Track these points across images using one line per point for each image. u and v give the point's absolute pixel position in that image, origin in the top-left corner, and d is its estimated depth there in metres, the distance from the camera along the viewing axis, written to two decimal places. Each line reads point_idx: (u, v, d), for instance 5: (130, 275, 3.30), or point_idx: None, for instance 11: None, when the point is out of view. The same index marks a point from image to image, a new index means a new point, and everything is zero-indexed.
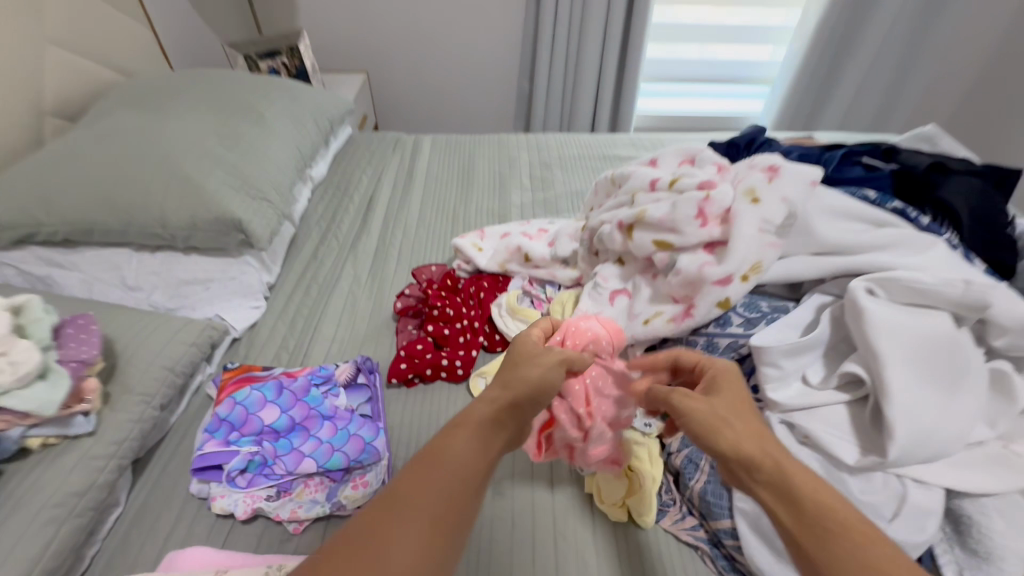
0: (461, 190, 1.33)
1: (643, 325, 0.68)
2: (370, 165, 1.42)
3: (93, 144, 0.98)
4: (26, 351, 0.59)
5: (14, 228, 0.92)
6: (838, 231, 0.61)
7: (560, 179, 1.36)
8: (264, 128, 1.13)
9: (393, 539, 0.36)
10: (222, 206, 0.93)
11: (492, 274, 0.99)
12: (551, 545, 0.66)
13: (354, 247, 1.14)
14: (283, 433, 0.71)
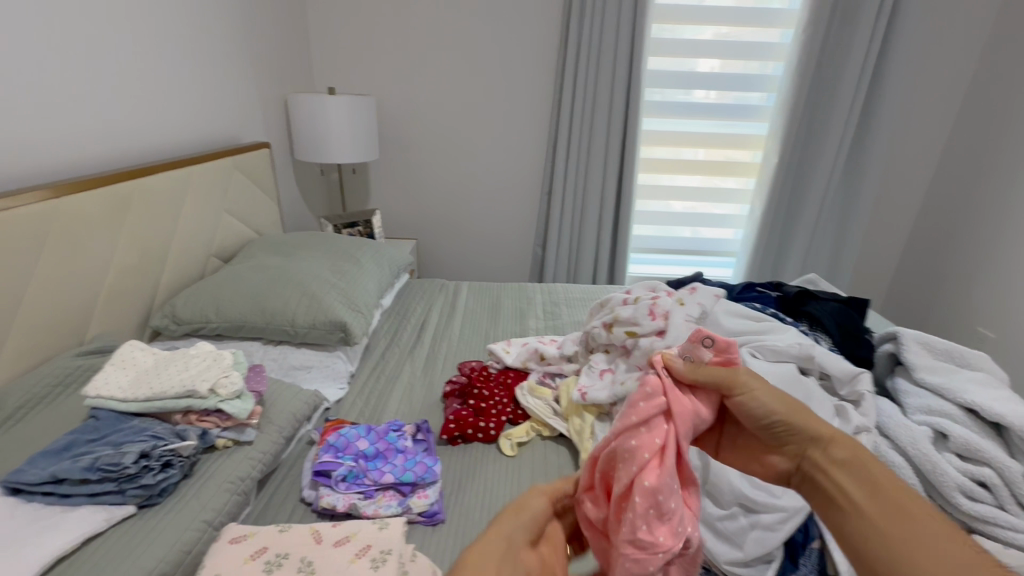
0: (491, 318, 1.76)
1: (624, 386, 1.01)
2: (422, 301, 1.88)
3: (252, 273, 1.46)
4: (236, 378, 0.96)
5: (190, 322, 1.33)
6: (734, 323, 1.03)
7: (566, 313, 1.80)
8: (360, 268, 1.62)
9: None
10: (334, 313, 1.36)
11: (516, 369, 1.35)
12: None
13: (411, 354, 1.53)
14: (371, 457, 1.01)
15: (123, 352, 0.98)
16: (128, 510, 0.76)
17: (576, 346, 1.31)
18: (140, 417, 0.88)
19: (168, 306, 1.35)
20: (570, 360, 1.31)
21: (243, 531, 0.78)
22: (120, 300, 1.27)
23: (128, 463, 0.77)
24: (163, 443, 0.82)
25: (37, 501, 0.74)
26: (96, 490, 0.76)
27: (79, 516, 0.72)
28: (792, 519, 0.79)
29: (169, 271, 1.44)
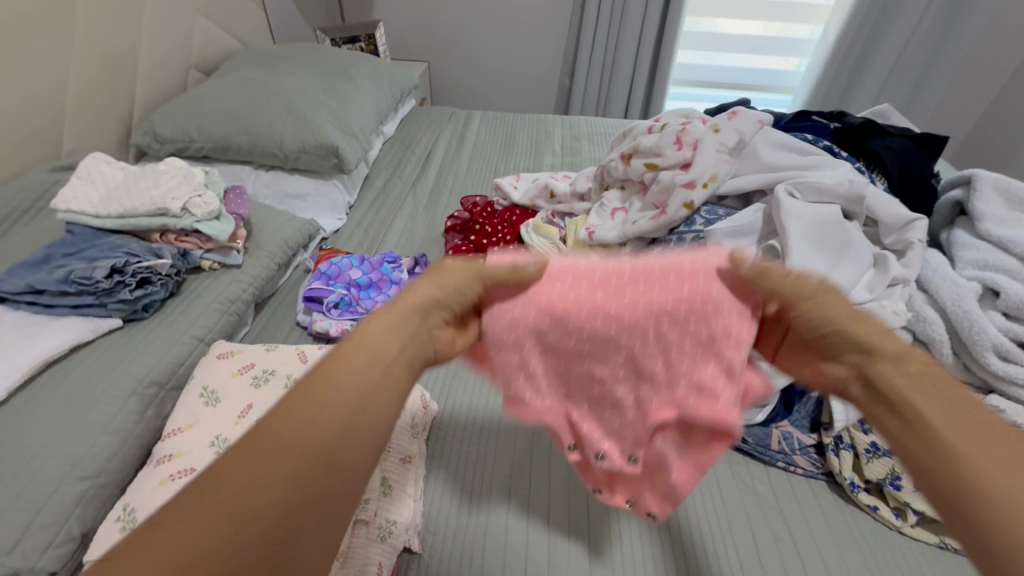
0: (503, 151, 1.60)
1: (631, 226, 0.91)
2: (430, 129, 1.71)
3: (233, 88, 1.30)
4: (211, 198, 0.88)
5: (173, 142, 1.23)
6: (777, 156, 0.86)
7: (587, 149, 1.62)
8: (355, 86, 1.41)
9: (333, 380, 0.38)
10: (325, 136, 1.21)
11: (523, 207, 1.25)
12: None
13: (414, 187, 1.43)
14: (364, 287, 0.98)
15: (89, 163, 0.90)
16: (114, 322, 0.76)
17: (591, 182, 1.18)
18: (116, 234, 0.84)
19: (147, 123, 1.24)
20: (583, 198, 1.19)
21: (231, 349, 0.78)
22: (91, 113, 1.16)
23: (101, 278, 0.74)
24: (137, 260, 0.78)
25: (22, 309, 0.73)
26: (78, 302, 0.74)
27: (65, 326, 0.72)
28: None
29: (142, 83, 1.29)
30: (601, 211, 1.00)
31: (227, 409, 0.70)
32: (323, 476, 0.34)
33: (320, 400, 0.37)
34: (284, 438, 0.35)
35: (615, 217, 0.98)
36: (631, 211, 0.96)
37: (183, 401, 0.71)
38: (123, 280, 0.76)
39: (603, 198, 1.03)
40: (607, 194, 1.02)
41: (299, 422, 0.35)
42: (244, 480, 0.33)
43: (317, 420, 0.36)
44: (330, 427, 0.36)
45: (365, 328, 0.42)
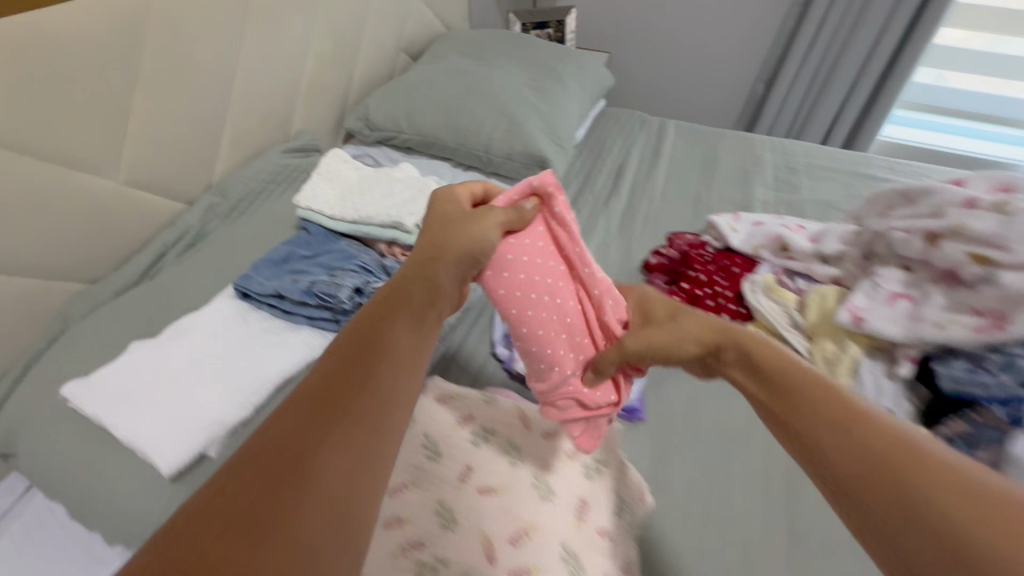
0: (704, 175, 1.41)
1: (939, 329, 0.76)
2: (621, 137, 1.56)
3: (445, 80, 1.25)
4: None
5: (383, 130, 1.21)
6: None
7: (806, 186, 1.37)
8: (564, 87, 1.30)
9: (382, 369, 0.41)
10: (536, 145, 1.12)
11: (742, 254, 1.08)
12: (789, 501, 0.71)
13: (606, 205, 1.30)
14: None
15: (328, 159, 0.88)
16: (342, 342, 0.72)
17: (842, 245, 0.98)
18: (346, 240, 0.82)
19: (362, 108, 1.24)
20: (826, 260, 1.00)
21: (448, 390, 0.71)
22: (318, 95, 1.16)
23: (346, 297, 0.70)
24: (374, 280, 0.74)
25: (262, 311, 0.73)
26: (313, 315, 0.72)
27: (302, 339, 0.70)
28: None
29: (361, 66, 1.28)
30: (873, 291, 0.84)
31: (450, 467, 0.64)
32: (334, 423, 0.37)
33: (362, 365, 0.41)
34: (335, 412, 0.37)
35: (899, 305, 0.82)
36: (929, 304, 0.80)
37: (404, 445, 0.66)
38: (362, 299, 0.72)
39: (874, 274, 0.86)
40: (882, 270, 0.86)
41: (345, 385, 0.39)
42: (291, 454, 0.34)
43: (366, 393, 0.39)
44: (353, 402, 0.38)
45: (390, 297, 0.47)
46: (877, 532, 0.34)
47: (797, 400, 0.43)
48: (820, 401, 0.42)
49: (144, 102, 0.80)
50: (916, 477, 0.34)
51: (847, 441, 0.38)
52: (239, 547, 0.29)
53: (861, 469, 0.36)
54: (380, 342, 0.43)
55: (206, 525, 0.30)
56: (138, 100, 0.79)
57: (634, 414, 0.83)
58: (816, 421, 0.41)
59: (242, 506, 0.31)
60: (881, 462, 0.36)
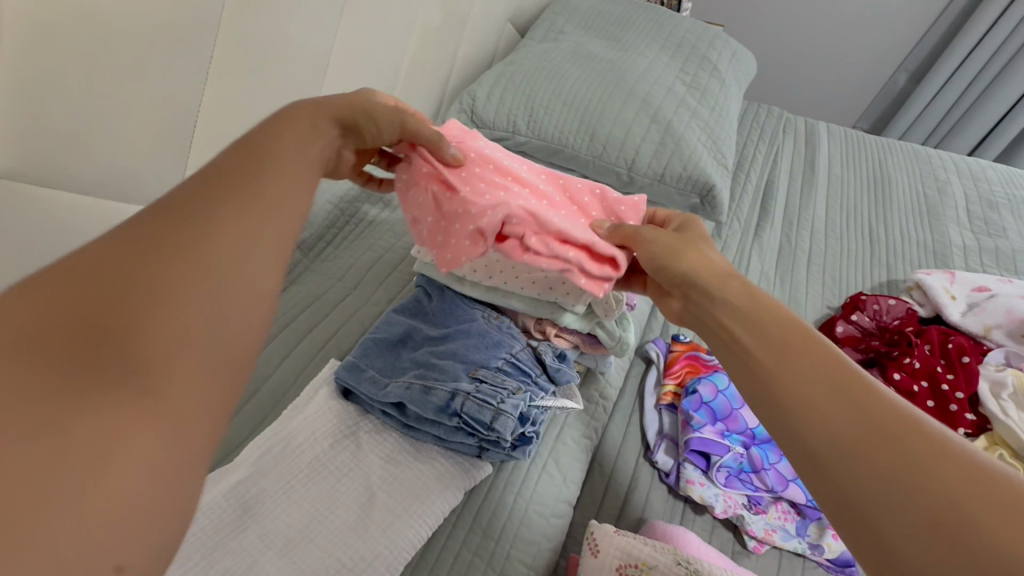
0: (874, 202, 1.13)
1: None
2: (762, 140, 1.27)
3: (574, 65, 0.99)
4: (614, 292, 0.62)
5: (492, 128, 0.97)
6: None
7: (1012, 228, 1.08)
8: (720, 83, 1.03)
9: (250, 221, 0.31)
10: (696, 166, 0.87)
11: (964, 332, 0.82)
12: None
13: (758, 236, 1.04)
14: (761, 440, 0.67)
15: None
16: (487, 473, 0.52)
17: None
18: (482, 312, 0.59)
19: (466, 96, 0.99)
20: None
21: (633, 557, 0.50)
22: (419, 79, 0.92)
23: (509, 428, 0.49)
24: (536, 391, 0.53)
25: (374, 421, 0.52)
26: (448, 434, 0.50)
27: (435, 473, 0.49)
28: None
29: (467, 40, 1.02)
30: None
31: None
32: (157, 292, 0.26)
33: (223, 217, 0.30)
34: (162, 273, 0.27)
35: None
36: None
37: None
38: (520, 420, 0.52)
39: None
40: None
41: (177, 234, 0.29)
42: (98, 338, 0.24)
43: (232, 260, 0.29)
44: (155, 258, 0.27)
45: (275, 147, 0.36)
46: (861, 511, 0.29)
47: (813, 379, 0.35)
48: (828, 390, 0.34)
49: (220, 101, 0.57)
50: (887, 436, 0.31)
51: (851, 435, 0.31)
52: (40, 423, 0.21)
53: (887, 466, 0.30)
54: (248, 172, 0.33)
55: (36, 399, 0.22)
56: (213, 99, 0.57)
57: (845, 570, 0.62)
58: (829, 410, 0.33)
59: (65, 370, 0.23)
60: (881, 448, 0.30)
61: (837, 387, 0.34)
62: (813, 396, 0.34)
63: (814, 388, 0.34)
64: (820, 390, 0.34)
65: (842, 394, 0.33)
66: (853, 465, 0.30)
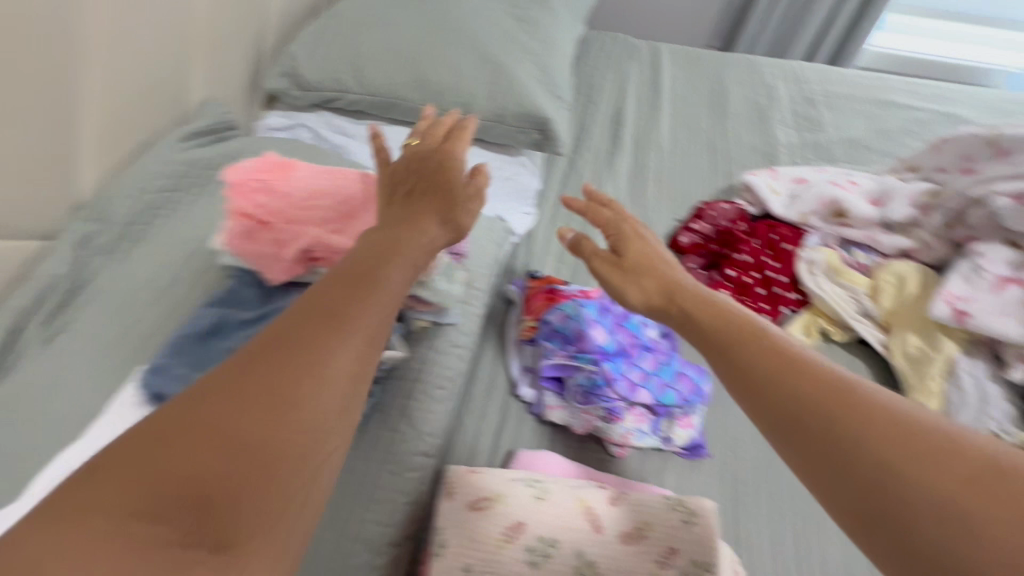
0: (714, 116, 1.20)
1: None
2: (610, 70, 1.29)
3: (396, 10, 0.93)
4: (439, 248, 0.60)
5: (319, 90, 0.90)
6: None
7: (829, 122, 1.19)
8: (550, 12, 1.01)
9: (332, 355, 0.36)
10: (530, 102, 0.87)
11: (787, 223, 0.90)
12: None
13: (611, 164, 1.07)
14: (612, 355, 0.69)
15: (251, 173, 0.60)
16: None
17: (914, 207, 0.81)
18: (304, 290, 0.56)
19: (284, 58, 0.91)
20: (892, 227, 0.83)
21: (485, 489, 0.52)
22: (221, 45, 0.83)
23: None
24: None
25: None
26: None
27: None
28: None
29: None
30: (978, 281, 0.68)
31: None
32: (244, 419, 0.32)
33: (304, 348, 0.35)
34: (278, 400, 0.33)
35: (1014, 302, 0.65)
36: None
37: None
38: None
39: (971, 253, 0.70)
40: (982, 251, 0.69)
41: (262, 367, 0.34)
42: (219, 448, 0.31)
43: (328, 389, 0.35)
44: (246, 400, 0.33)
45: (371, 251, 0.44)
46: (858, 499, 0.36)
47: (780, 378, 0.42)
48: (776, 388, 0.42)
49: None
50: (832, 417, 0.39)
51: (821, 427, 0.39)
52: (176, 521, 0.30)
53: (827, 450, 0.38)
54: (328, 308, 0.37)
55: (163, 500, 0.30)
56: None
57: (699, 452, 0.68)
58: (791, 414, 0.41)
59: (173, 479, 0.30)
60: (828, 438, 0.38)
61: (797, 380, 0.41)
62: (781, 391, 0.41)
63: (780, 388, 0.42)
64: (785, 385, 0.42)
65: (783, 388, 0.41)
66: (839, 448, 0.38)
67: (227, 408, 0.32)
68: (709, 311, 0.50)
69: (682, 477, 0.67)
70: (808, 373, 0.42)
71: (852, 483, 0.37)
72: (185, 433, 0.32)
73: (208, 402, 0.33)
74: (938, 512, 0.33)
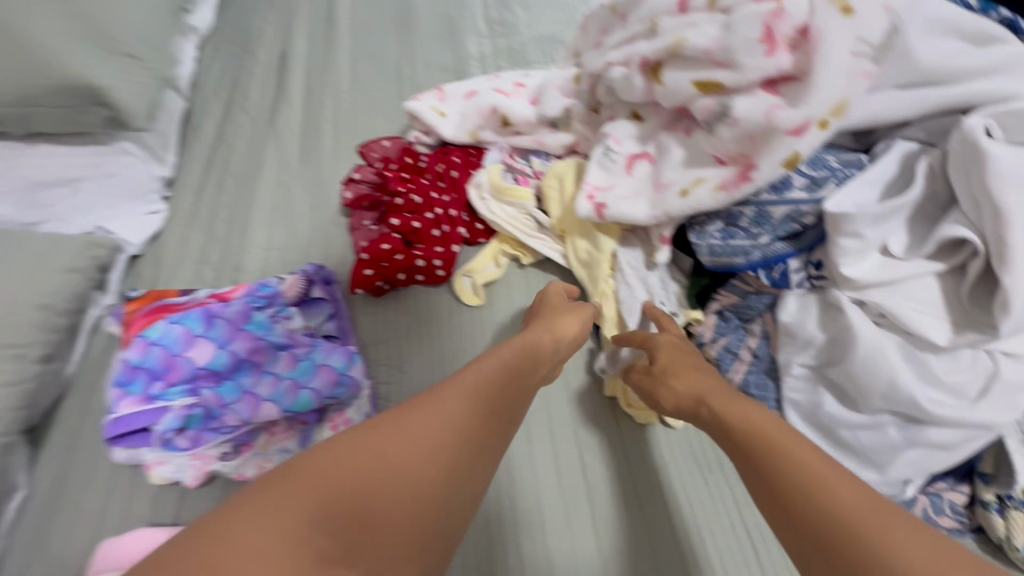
0: (400, 38, 1.04)
1: (683, 201, 0.54)
2: (273, 7, 1.07)
3: None
4: None
5: None
6: (935, 49, 0.46)
7: (524, 20, 1.08)
8: None
9: (382, 458, 0.32)
10: (68, 70, 0.64)
11: (461, 146, 0.79)
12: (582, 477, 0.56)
13: (273, 122, 0.88)
14: (227, 374, 0.55)
15: None
16: None
17: (567, 98, 0.73)
18: None
19: None
20: (556, 125, 0.75)
21: None
22: None
23: None
24: None
25: None
26: None
27: None
28: (979, 436, 0.47)
29: None
30: (609, 166, 0.61)
31: None
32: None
33: (292, 506, 0.28)
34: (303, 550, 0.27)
35: (642, 181, 0.59)
36: (669, 168, 0.56)
37: None
38: None
39: (602, 137, 0.62)
40: (610, 131, 0.62)
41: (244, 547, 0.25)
42: None
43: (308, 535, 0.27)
44: (264, 538, 0.26)
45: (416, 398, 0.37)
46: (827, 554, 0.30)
47: (741, 441, 0.38)
48: (759, 435, 0.37)
49: None
50: (777, 461, 0.35)
51: (775, 481, 0.34)
52: None
53: (799, 509, 0.32)
54: (366, 460, 0.31)
55: None
56: None
57: None
58: (762, 459, 0.36)
59: None
60: (794, 485, 0.33)
61: (757, 421, 0.39)
62: (751, 424, 0.38)
63: (758, 434, 0.38)
64: (754, 436, 0.38)
65: (751, 431, 0.38)
66: (811, 491, 0.32)
67: (271, 509, 0.27)
68: (669, 372, 0.48)
69: None
70: (754, 427, 0.38)
71: (762, 479, 0.35)
72: (248, 514, 0.26)
73: (292, 487, 0.29)
74: (794, 493, 0.33)
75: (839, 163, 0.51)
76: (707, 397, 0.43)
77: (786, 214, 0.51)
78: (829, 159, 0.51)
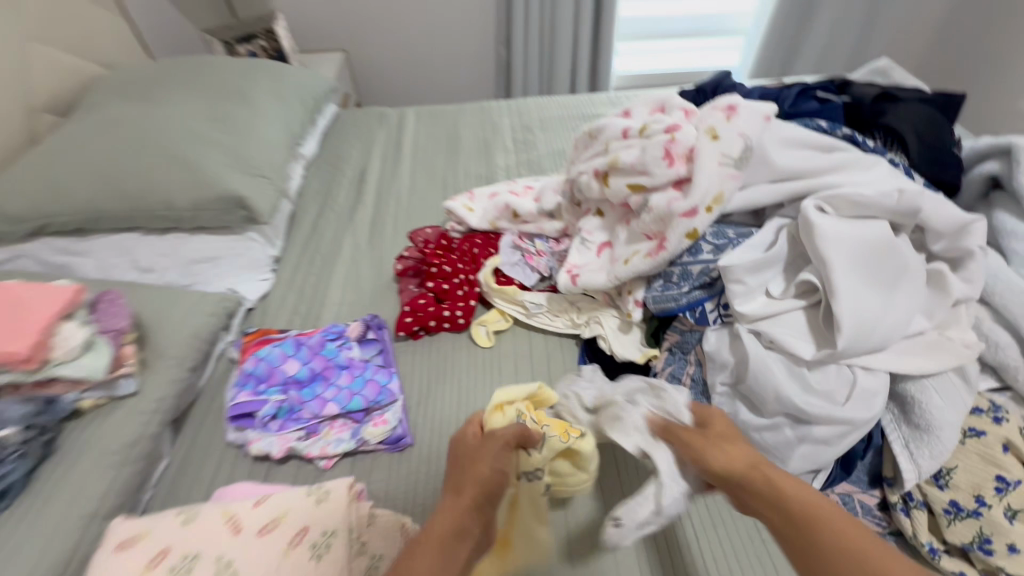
0: (446, 157, 1.38)
1: (625, 265, 0.75)
2: (357, 140, 1.46)
3: (94, 136, 1.03)
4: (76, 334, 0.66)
5: (28, 221, 0.97)
6: (786, 157, 0.68)
7: (542, 140, 1.40)
8: (255, 110, 1.17)
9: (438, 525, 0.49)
10: (226, 187, 0.99)
11: (483, 232, 1.06)
12: None
13: (351, 218, 1.20)
14: (306, 383, 0.79)
15: None
16: None
17: (558, 197, 0.99)
18: None
19: None
20: (552, 216, 1.01)
21: (136, 529, 0.58)
22: None
23: None
24: None
25: None
26: None
27: None
28: (854, 431, 0.60)
29: None
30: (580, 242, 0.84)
31: None
32: None
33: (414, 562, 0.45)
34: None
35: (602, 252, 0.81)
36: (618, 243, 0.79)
37: None
38: None
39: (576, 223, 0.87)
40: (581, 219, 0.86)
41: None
42: None
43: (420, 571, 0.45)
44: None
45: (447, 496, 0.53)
46: None
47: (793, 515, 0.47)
48: (804, 512, 0.47)
49: None
50: (823, 532, 0.44)
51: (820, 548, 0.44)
52: None
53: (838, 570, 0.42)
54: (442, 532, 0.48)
55: None
56: None
57: (401, 442, 0.76)
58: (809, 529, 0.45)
59: None
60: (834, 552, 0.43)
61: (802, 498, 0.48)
62: (802, 505, 0.47)
63: (806, 511, 0.47)
64: (802, 508, 0.47)
65: (802, 508, 0.47)
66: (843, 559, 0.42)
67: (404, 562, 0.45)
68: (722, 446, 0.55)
69: (387, 468, 0.75)
70: (809, 505, 0.47)
71: (806, 546, 0.45)
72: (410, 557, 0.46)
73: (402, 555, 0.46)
74: (833, 549, 0.43)
75: (735, 234, 0.71)
76: (758, 478, 0.51)
77: (700, 271, 0.71)
78: (726, 231, 0.71)
